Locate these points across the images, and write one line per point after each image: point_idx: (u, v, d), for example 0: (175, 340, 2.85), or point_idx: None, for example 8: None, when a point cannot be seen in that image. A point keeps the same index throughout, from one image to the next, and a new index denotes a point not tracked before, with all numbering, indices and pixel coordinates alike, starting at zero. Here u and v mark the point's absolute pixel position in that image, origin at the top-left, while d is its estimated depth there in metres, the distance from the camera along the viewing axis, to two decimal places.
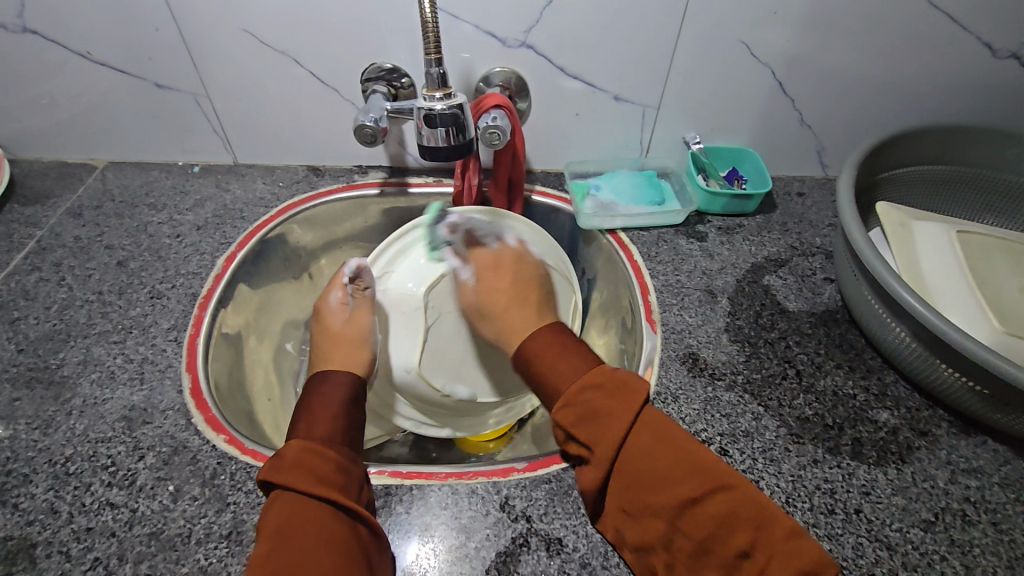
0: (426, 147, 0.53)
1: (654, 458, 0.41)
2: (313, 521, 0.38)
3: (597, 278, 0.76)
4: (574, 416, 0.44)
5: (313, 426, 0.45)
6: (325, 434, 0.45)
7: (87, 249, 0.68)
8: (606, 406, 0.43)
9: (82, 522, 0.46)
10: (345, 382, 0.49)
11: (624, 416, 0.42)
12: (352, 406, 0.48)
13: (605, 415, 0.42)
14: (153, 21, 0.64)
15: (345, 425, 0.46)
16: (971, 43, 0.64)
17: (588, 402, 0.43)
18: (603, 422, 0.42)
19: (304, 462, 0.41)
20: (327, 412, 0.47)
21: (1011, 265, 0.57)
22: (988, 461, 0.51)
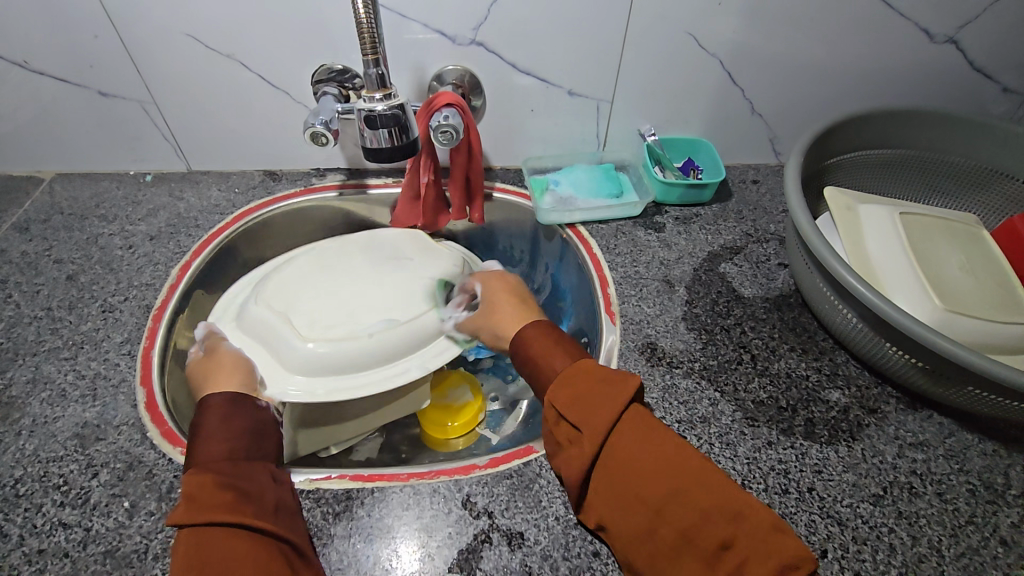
0: (370, 150, 0.53)
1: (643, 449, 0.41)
2: (226, 543, 0.38)
3: (562, 271, 0.76)
4: (569, 398, 0.44)
5: (205, 450, 0.44)
6: (217, 455, 0.44)
7: (35, 264, 0.66)
8: (591, 394, 0.43)
9: (34, 544, 0.45)
10: (221, 404, 0.48)
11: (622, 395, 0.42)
12: (240, 415, 0.48)
13: (595, 394, 0.43)
14: (92, 28, 0.62)
15: (233, 440, 0.45)
16: (909, 29, 0.66)
17: (574, 392, 0.44)
18: (588, 414, 0.42)
19: (197, 491, 0.40)
20: (215, 431, 0.46)
21: (951, 243, 0.59)
22: (934, 434, 0.53)
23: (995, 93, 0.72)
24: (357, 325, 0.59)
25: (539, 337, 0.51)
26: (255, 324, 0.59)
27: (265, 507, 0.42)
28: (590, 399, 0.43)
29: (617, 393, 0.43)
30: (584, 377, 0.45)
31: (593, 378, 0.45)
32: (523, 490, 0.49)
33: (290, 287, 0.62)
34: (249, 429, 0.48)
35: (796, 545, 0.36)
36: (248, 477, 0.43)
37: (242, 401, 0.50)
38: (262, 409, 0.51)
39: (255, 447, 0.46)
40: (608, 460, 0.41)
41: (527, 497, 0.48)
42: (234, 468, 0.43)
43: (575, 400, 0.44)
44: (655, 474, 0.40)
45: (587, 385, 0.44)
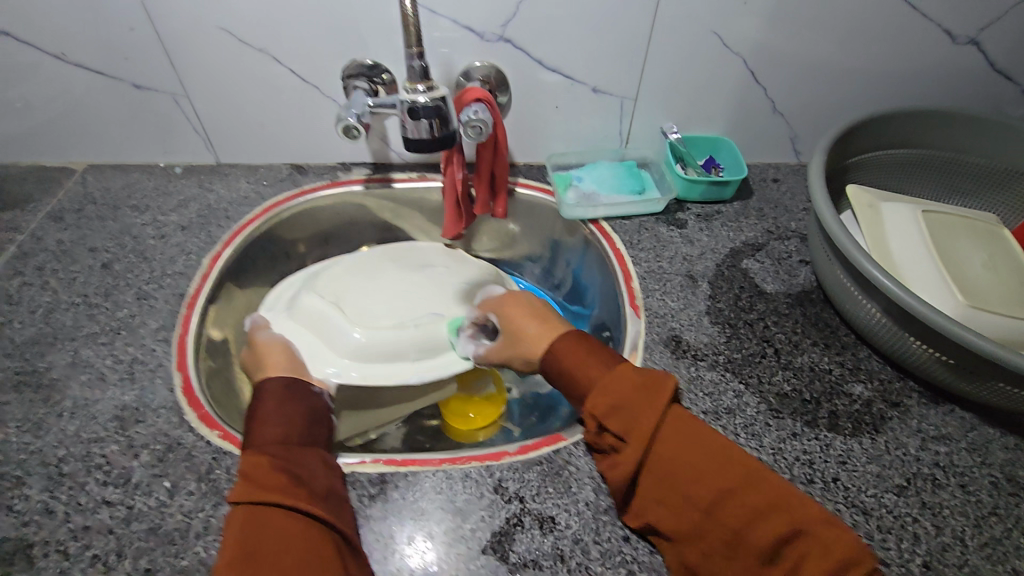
0: (410, 139, 0.54)
1: (690, 454, 0.42)
2: (278, 523, 0.39)
3: (588, 267, 0.76)
4: (607, 409, 0.45)
5: (257, 434, 0.46)
6: (270, 439, 0.46)
7: (70, 253, 0.67)
8: (636, 396, 0.45)
9: (79, 521, 0.46)
10: (274, 390, 0.51)
11: (655, 408, 0.43)
12: (291, 399, 0.51)
13: (634, 405, 0.44)
14: (130, 21, 0.63)
15: (287, 425, 0.47)
16: (931, 30, 0.67)
17: (620, 390, 0.45)
18: (630, 419, 0.44)
19: (253, 473, 0.42)
20: (269, 415, 0.48)
21: (973, 242, 0.60)
22: (956, 427, 0.54)
23: (1014, 95, 0.72)
24: (405, 317, 0.64)
25: (567, 347, 0.51)
26: (306, 313, 0.64)
27: (316, 492, 0.43)
28: (635, 403, 0.44)
29: (652, 392, 0.44)
30: (623, 385, 0.45)
31: (631, 378, 0.46)
32: (553, 476, 0.50)
33: (340, 283, 0.67)
34: (304, 413, 0.50)
35: (855, 541, 0.38)
36: (301, 461, 0.45)
37: (296, 386, 0.53)
38: (316, 395, 0.54)
39: (308, 434, 0.48)
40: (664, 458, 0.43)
41: (557, 483, 0.49)
42: (287, 452, 0.45)
43: (615, 405, 0.45)
44: (708, 464, 0.42)
45: (625, 393, 0.45)
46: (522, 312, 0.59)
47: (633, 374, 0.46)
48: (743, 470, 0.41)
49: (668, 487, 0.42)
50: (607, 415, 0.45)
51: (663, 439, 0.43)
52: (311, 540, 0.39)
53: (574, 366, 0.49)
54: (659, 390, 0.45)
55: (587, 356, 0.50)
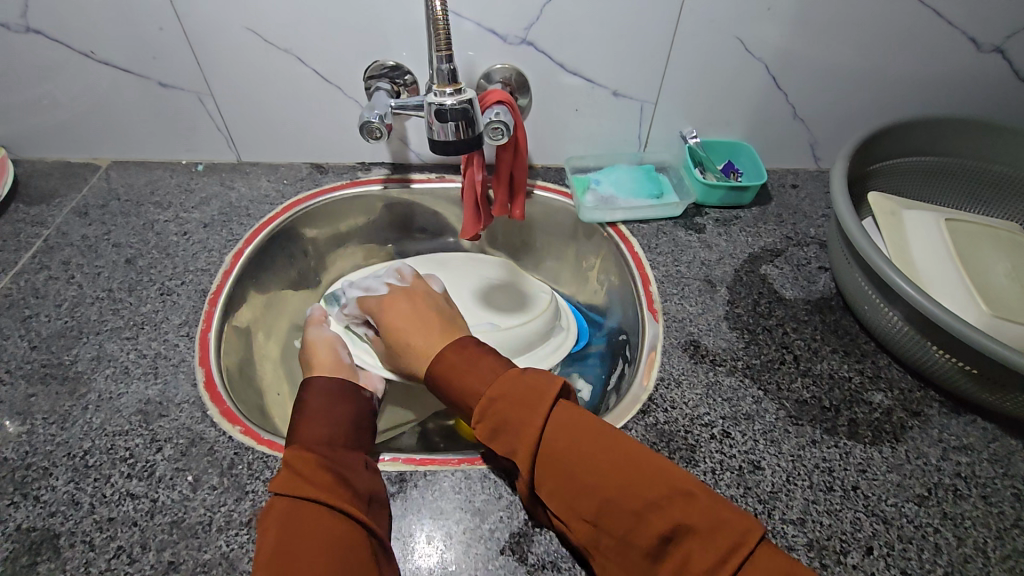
0: (437, 142, 0.54)
1: (582, 463, 0.41)
2: (319, 517, 0.40)
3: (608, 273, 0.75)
4: (489, 429, 0.45)
5: (307, 431, 0.48)
6: (319, 438, 0.47)
7: (95, 248, 0.68)
8: (514, 405, 0.44)
9: (104, 513, 0.47)
10: (320, 391, 0.53)
11: (537, 416, 0.43)
12: (338, 403, 0.52)
13: (516, 418, 0.44)
14: (158, 20, 0.64)
15: (335, 427, 0.49)
16: (957, 38, 0.66)
17: (500, 402, 0.45)
18: (514, 432, 0.44)
19: (301, 467, 0.44)
20: (319, 416, 0.49)
21: (998, 251, 0.60)
22: (978, 438, 0.53)
23: None
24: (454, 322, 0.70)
25: (453, 353, 0.50)
26: None
27: (359, 496, 0.44)
28: (515, 409, 0.44)
29: (541, 398, 0.44)
30: (495, 403, 0.45)
31: (510, 384, 0.45)
32: None
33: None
34: (349, 419, 0.51)
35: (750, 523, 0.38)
36: (346, 462, 0.46)
37: (341, 390, 0.54)
38: (363, 400, 0.55)
39: (354, 438, 0.50)
40: (550, 460, 0.42)
41: None
42: (333, 453, 0.46)
43: (498, 417, 0.44)
44: (603, 473, 0.41)
45: (510, 410, 0.44)
46: (404, 317, 0.58)
47: (514, 380, 0.46)
48: (637, 478, 0.40)
49: (562, 496, 0.42)
50: (492, 430, 0.45)
51: (556, 450, 0.42)
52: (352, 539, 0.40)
53: (455, 379, 0.48)
54: (538, 394, 0.44)
55: (469, 364, 0.48)
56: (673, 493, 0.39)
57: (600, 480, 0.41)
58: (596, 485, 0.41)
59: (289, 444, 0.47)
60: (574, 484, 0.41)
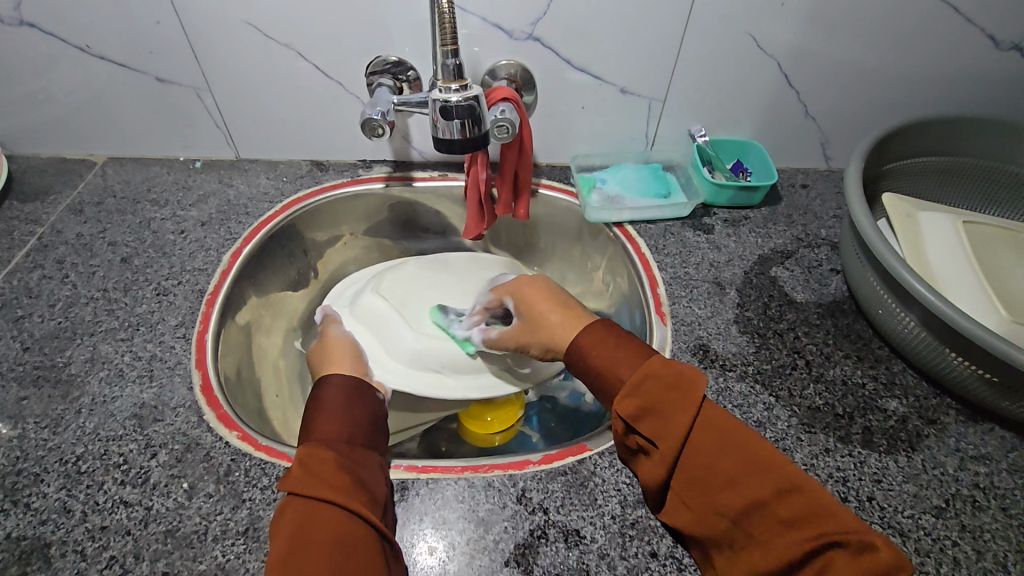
0: (442, 140, 0.53)
1: (723, 458, 0.40)
2: (325, 520, 0.39)
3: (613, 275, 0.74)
4: (636, 410, 0.43)
5: (321, 427, 0.46)
6: (332, 434, 0.46)
7: (90, 246, 0.67)
8: (667, 388, 0.43)
9: (96, 521, 0.45)
10: (341, 386, 0.51)
11: (687, 404, 0.42)
12: (354, 400, 0.50)
13: (665, 403, 0.43)
14: (155, 14, 0.63)
15: (351, 423, 0.48)
16: (975, 34, 0.64)
17: (654, 384, 0.44)
18: (664, 421, 0.42)
19: (314, 465, 0.42)
20: (334, 413, 0.48)
21: (1016, 254, 0.58)
22: (996, 447, 0.52)
23: None
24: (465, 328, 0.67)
25: (595, 341, 0.50)
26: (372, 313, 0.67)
27: (372, 499, 0.43)
28: (666, 393, 0.43)
29: (685, 389, 0.42)
30: (648, 383, 0.44)
31: (663, 369, 0.44)
32: (578, 487, 0.48)
33: (399, 290, 0.70)
34: (366, 417, 0.49)
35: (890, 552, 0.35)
36: (360, 463, 0.45)
37: (359, 387, 0.52)
38: (377, 399, 0.53)
39: (370, 437, 0.48)
40: (692, 455, 0.41)
41: (582, 494, 0.48)
42: (346, 451, 0.45)
43: (649, 398, 0.43)
44: (744, 470, 0.40)
45: (662, 395, 0.43)
46: (541, 299, 0.58)
47: (664, 363, 0.45)
48: (778, 477, 0.39)
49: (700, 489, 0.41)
50: (639, 410, 0.43)
51: (695, 441, 0.41)
52: (357, 541, 0.39)
53: (604, 359, 0.48)
54: (689, 384, 0.43)
55: (609, 348, 0.49)
56: (804, 502, 0.38)
57: (745, 486, 0.39)
58: (735, 482, 0.39)
59: (302, 440, 0.45)
60: (708, 480, 0.40)
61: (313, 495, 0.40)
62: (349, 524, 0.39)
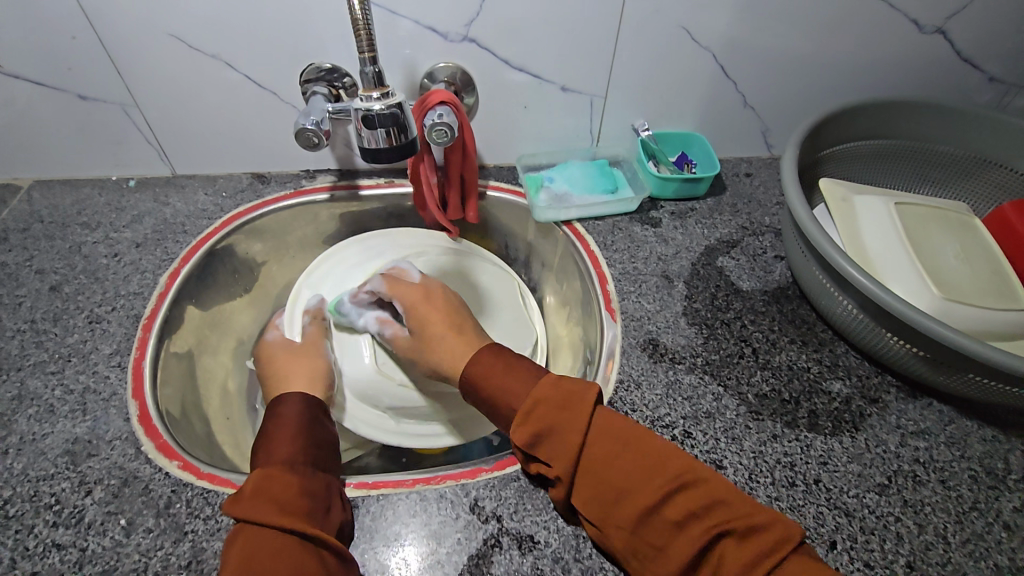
0: (368, 150, 0.52)
1: (616, 465, 0.41)
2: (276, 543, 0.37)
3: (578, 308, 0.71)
4: (530, 435, 0.44)
5: (275, 450, 0.45)
6: (286, 456, 0.45)
7: (15, 275, 0.64)
8: (560, 410, 0.44)
9: (27, 567, 0.43)
10: (291, 408, 0.50)
11: (581, 421, 0.42)
12: (306, 423, 0.49)
13: (559, 423, 0.43)
14: (69, 30, 0.60)
15: (306, 445, 0.47)
16: (899, 20, 0.66)
17: (543, 407, 0.44)
18: (561, 438, 0.43)
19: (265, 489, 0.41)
20: (283, 438, 0.46)
21: (945, 232, 0.60)
22: (934, 421, 0.53)
23: (980, 82, 0.72)
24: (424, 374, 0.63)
25: (487, 358, 0.50)
26: (348, 329, 0.64)
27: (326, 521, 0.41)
28: (557, 413, 0.44)
29: (577, 408, 0.43)
30: (540, 409, 0.44)
31: (548, 395, 0.45)
32: (531, 492, 0.48)
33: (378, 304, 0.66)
34: (317, 440, 0.48)
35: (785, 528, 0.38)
36: (313, 482, 0.43)
37: (315, 408, 0.51)
38: (330, 424, 0.52)
39: (322, 458, 0.47)
40: (589, 469, 0.42)
41: (535, 499, 0.48)
42: (302, 472, 0.44)
43: (543, 422, 0.44)
44: (634, 473, 0.40)
45: (552, 417, 0.44)
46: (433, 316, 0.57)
47: (554, 385, 0.46)
48: (664, 475, 0.40)
49: (598, 495, 0.41)
50: (535, 434, 0.44)
51: (589, 455, 0.42)
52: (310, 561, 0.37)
53: (496, 388, 0.48)
54: (577, 401, 0.44)
55: (504, 368, 0.49)
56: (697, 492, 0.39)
57: (636, 491, 0.40)
58: (627, 488, 0.40)
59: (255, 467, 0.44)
60: (604, 489, 0.41)
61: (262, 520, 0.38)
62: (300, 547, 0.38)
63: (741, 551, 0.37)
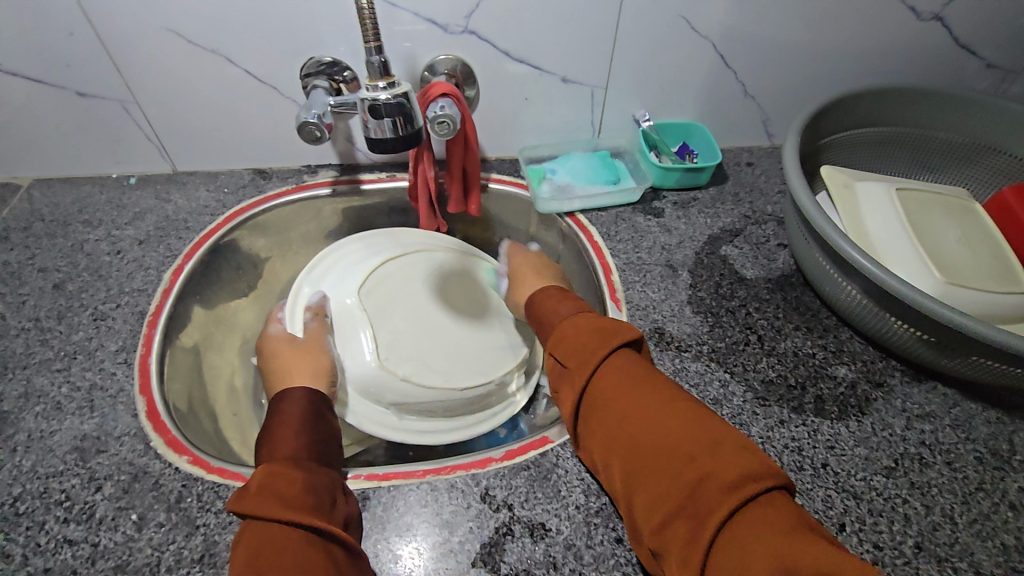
0: (373, 140, 0.52)
1: (628, 382, 0.42)
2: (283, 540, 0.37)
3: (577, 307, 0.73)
4: (563, 347, 0.47)
5: (278, 446, 0.45)
6: (289, 453, 0.45)
7: (18, 274, 0.63)
8: (592, 335, 0.46)
9: (39, 564, 0.43)
10: (296, 406, 0.49)
11: (606, 343, 0.45)
12: (311, 420, 0.49)
13: (588, 343, 0.46)
14: (68, 25, 0.59)
15: (309, 443, 0.46)
16: (898, 7, 0.66)
17: (580, 329, 0.48)
18: (581, 352, 0.45)
19: (269, 485, 0.40)
20: (286, 434, 0.46)
21: (946, 216, 0.61)
22: (939, 405, 0.54)
23: (978, 68, 0.73)
24: (427, 371, 0.63)
25: (546, 300, 0.55)
26: (349, 324, 0.63)
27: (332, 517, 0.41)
28: (591, 335, 0.46)
29: (609, 335, 0.45)
30: (584, 330, 0.47)
31: (590, 323, 0.48)
32: (541, 481, 0.48)
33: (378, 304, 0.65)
34: (319, 438, 0.48)
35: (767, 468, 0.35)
36: (316, 479, 0.43)
37: (318, 401, 0.51)
38: (332, 422, 0.51)
39: (325, 457, 0.46)
40: (600, 384, 0.43)
41: (546, 487, 0.48)
42: (306, 469, 0.43)
43: (576, 338, 0.47)
44: (642, 391, 0.41)
45: (581, 337, 0.47)
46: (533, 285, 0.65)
47: (588, 321, 0.48)
48: (671, 402, 0.40)
49: (603, 411, 0.42)
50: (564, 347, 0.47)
51: (605, 370, 0.43)
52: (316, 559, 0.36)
53: (550, 314, 0.53)
54: (614, 330, 0.46)
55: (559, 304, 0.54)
56: (697, 424, 0.38)
57: (645, 405, 0.40)
58: (634, 400, 0.41)
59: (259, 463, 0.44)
60: (609, 402, 0.42)
61: (268, 516, 0.38)
62: (307, 545, 0.37)
63: (728, 472, 0.34)
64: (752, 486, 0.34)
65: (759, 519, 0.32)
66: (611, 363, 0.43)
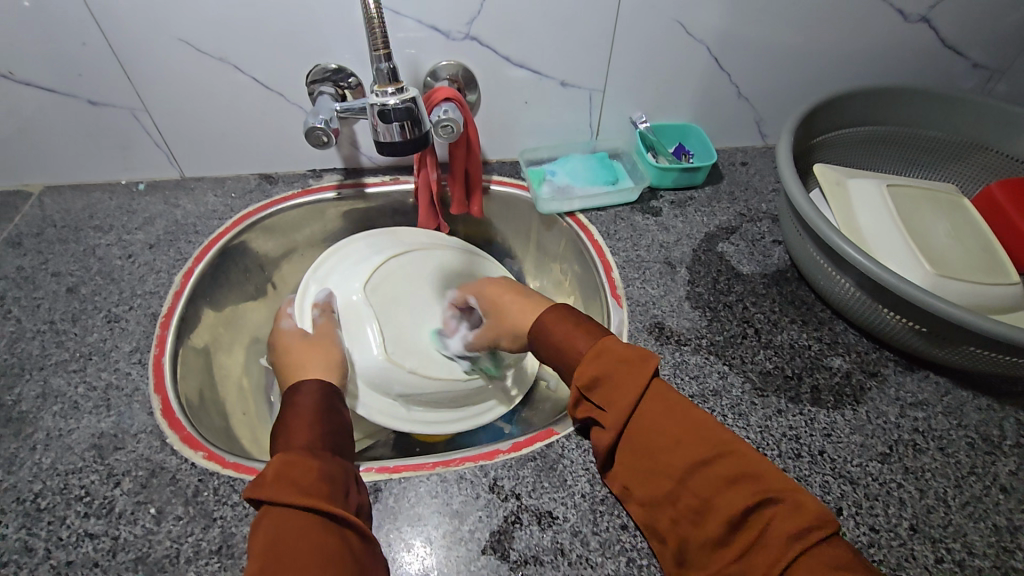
0: (382, 143, 0.54)
1: (666, 427, 0.41)
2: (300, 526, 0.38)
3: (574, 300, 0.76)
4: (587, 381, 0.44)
5: (293, 437, 0.46)
6: (304, 443, 0.46)
7: (32, 278, 0.65)
8: (616, 372, 0.43)
9: (61, 557, 0.44)
10: (311, 397, 0.51)
11: (636, 385, 0.42)
12: (324, 413, 0.50)
13: (618, 382, 0.43)
14: (81, 36, 0.61)
15: (323, 434, 0.47)
16: (886, 11, 0.69)
17: (599, 359, 0.44)
18: (610, 393, 0.43)
19: (286, 474, 0.41)
20: (301, 427, 0.47)
21: (936, 212, 0.62)
22: (932, 392, 0.55)
23: (965, 68, 0.75)
24: (433, 363, 0.65)
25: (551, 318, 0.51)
26: (356, 320, 0.64)
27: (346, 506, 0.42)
28: (616, 369, 0.43)
29: (636, 372, 0.42)
30: (602, 359, 0.44)
31: (606, 355, 0.44)
32: (547, 471, 0.50)
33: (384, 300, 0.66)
34: (333, 430, 0.49)
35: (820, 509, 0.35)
36: (330, 469, 0.44)
37: (330, 393, 0.52)
38: (344, 413, 0.52)
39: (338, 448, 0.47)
40: (637, 428, 0.42)
41: (552, 477, 0.50)
42: (321, 458, 0.44)
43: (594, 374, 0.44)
44: (684, 437, 0.40)
45: (603, 368, 0.44)
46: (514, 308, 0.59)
47: (605, 351, 0.44)
48: (709, 445, 0.39)
49: (645, 456, 0.41)
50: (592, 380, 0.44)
51: (640, 414, 0.42)
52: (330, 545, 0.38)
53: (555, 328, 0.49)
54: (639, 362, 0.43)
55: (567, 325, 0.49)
56: (737, 465, 0.38)
57: (687, 447, 0.40)
58: (676, 447, 0.40)
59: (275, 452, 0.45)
60: (651, 449, 0.41)
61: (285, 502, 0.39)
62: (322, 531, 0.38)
63: (784, 522, 0.35)
64: (809, 536, 0.34)
65: (818, 566, 0.33)
66: (646, 404, 0.42)
